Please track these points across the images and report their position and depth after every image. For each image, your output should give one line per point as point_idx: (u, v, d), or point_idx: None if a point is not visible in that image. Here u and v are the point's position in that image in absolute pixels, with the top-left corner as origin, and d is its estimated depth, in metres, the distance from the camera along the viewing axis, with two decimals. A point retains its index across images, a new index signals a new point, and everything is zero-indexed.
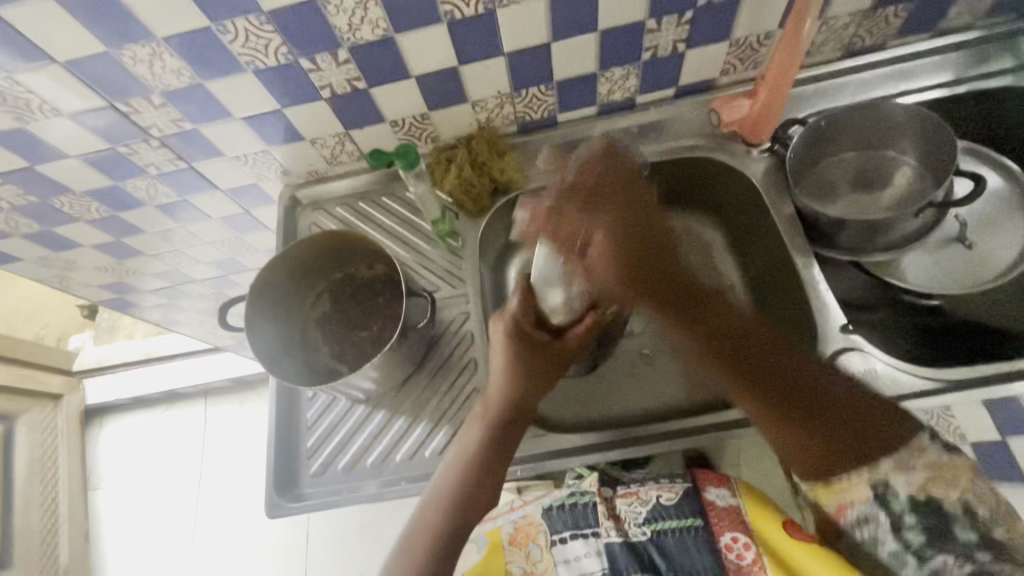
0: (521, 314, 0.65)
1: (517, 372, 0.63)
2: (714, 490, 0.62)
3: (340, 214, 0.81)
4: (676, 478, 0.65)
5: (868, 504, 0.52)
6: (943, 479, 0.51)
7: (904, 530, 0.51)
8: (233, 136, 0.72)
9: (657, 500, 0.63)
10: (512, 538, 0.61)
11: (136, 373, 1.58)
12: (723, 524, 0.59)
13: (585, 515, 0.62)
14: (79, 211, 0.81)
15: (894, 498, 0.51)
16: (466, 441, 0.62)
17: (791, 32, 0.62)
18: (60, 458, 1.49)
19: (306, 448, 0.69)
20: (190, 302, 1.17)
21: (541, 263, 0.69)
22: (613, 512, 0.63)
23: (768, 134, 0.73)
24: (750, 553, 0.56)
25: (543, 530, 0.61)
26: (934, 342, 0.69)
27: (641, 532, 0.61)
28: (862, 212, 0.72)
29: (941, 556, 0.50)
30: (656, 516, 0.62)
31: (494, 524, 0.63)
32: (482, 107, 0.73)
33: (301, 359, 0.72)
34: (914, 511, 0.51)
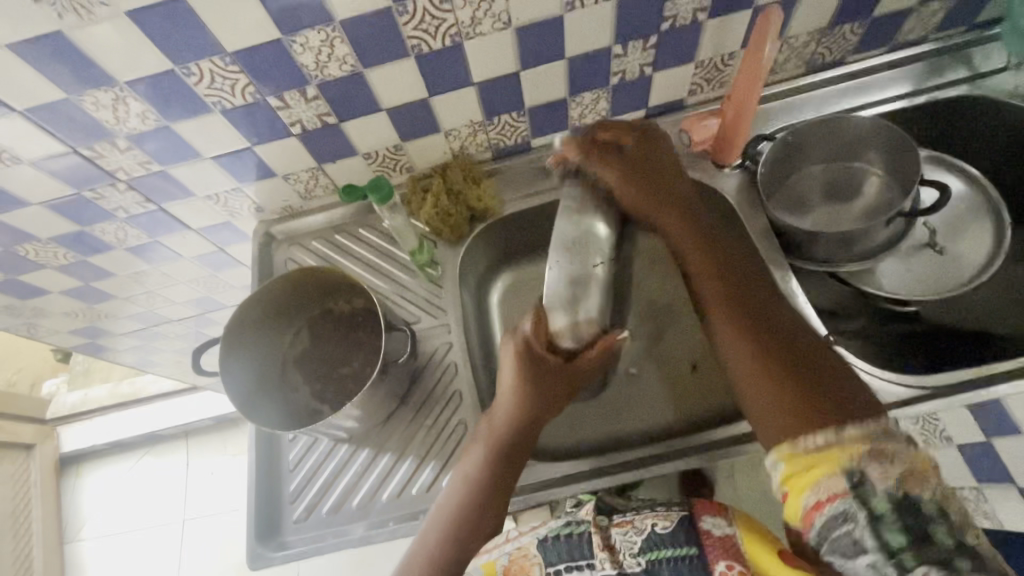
0: (534, 336, 0.63)
1: (522, 392, 0.62)
2: (710, 518, 0.56)
3: (317, 248, 0.80)
4: (672, 506, 0.59)
5: (847, 499, 0.45)
6: (918, 474, 0.45)
7: (883, 527, 0.44)
8: (203, 176, 0.71)
9: (652, 528, 0.57)
10: (507, 571, 0.55)
11: (114, 417, 1.53)
12: (716, 552, 0.53)
13: (579, 547, 0.57)
14: (46, 258, 0.79)
15: (875, 496, 0.44)
16: (469, 465, 0.61)
17: (748, 62, 0.64)
18: (33, 513, 1.42)
19: (289, 493, 0.67)
20: (166, 343, 1.14)
21: (550, 281, 0.66)
22: (607, 542, 0.57)
23: (737, 153, 0.74)
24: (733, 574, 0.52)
25: (538, 562, 0.56)
26: (914, 348, 0.69)
27: (637, 562, 0.55)
28: (835, 223, 0.73)
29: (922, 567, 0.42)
30: (653, 544, 0.56)
31: (490, 555, 0.57)
32: (454, 136, 0.73)
33: (280, 400, 0.69)
34: (896, 510, 0.44)
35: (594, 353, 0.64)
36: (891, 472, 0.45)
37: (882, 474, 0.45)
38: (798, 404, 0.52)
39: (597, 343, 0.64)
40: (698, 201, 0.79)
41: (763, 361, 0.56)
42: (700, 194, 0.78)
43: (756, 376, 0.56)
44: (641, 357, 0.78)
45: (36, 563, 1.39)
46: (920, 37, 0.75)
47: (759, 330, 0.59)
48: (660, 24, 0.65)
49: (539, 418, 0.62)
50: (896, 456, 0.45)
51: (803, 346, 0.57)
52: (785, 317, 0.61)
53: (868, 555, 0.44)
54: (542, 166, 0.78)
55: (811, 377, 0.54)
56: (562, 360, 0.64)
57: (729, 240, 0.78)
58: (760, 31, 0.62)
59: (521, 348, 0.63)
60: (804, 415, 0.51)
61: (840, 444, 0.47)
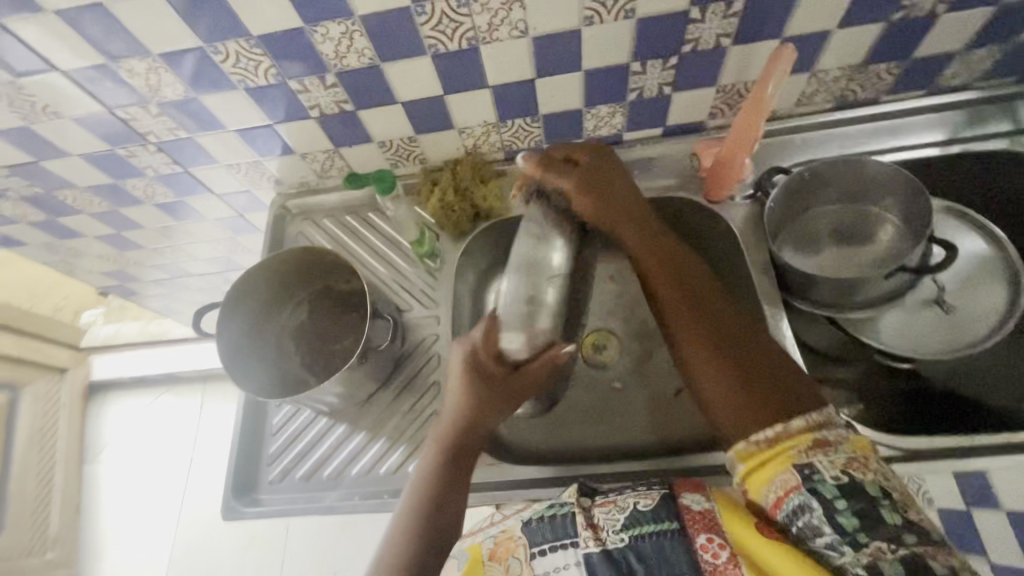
0: (482, 344, 0.61)
1: (469, 402, 0.60)
2: (689, 495, 0.53)
3: (327, 226, 0.83)
4: (654, 486, 0.56)
5: (801, 492, 0.46)
6: (862, 462, 0.46)
7: (836, 513, 0.44)
8: (226, 146, 0.74)
9: (634, 506, 0.53)
10: (492, 555, 0.52)
11: (141, 353, 1.64)
12: (697, 528, 0.50)
13: (564, 526, 0.53)
14: (82, 205, 0.85)
15: (822, 483, 0.45)
16: (424, 471, 0.60)
17: (751, 102, 0.62)
18: (60, 431, 1.55)
19: (268, 454, 0.72)
20: (189, 293, 1.21)
21: (508, 294, 0.60)
22: (590, 521, 0.53)
23: (727, 190, 0.73)
24: (723, 552, 0.48)
25: (523, 544, 0.52)
26: (900, 406, 0.69)
27: (620, 539, 0.51)
28: (842, 267, 0.71)
29: (876, 543, 0.43)
30: (636, 521, 0.52)
31: (474, 538, 0.55)
32: (468, 135, 0.74)
33: (272, 366, 0.73)
34: (846, 497, 0.44)
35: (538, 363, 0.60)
36: (837, 463, 0.46)
37: (830, 467, 0.46)
38: (745, 399, 0.52)
39: (543, 354, 0.60)
40: (708, 227, 0.77)
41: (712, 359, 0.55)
42: (708, 221, 0.76)
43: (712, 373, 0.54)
44: (626, 372, 0.79)
45: (57, 478, 1.51)
46: (964, 83, 0.71)
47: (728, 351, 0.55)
48: (682, 46, 0.64)
49: (486, 425, 0.61)
50: (837, 446, 0.47)
51: (740, 343, 0.56)
52: (740, 321, 0.58)
53: (825, 537, 0.45)
54: None
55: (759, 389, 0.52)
56: (507, 370, 0.61)
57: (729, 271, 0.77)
58: (760, 86, 0.61)
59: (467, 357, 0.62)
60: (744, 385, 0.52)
61: (794, 433, 0.48)
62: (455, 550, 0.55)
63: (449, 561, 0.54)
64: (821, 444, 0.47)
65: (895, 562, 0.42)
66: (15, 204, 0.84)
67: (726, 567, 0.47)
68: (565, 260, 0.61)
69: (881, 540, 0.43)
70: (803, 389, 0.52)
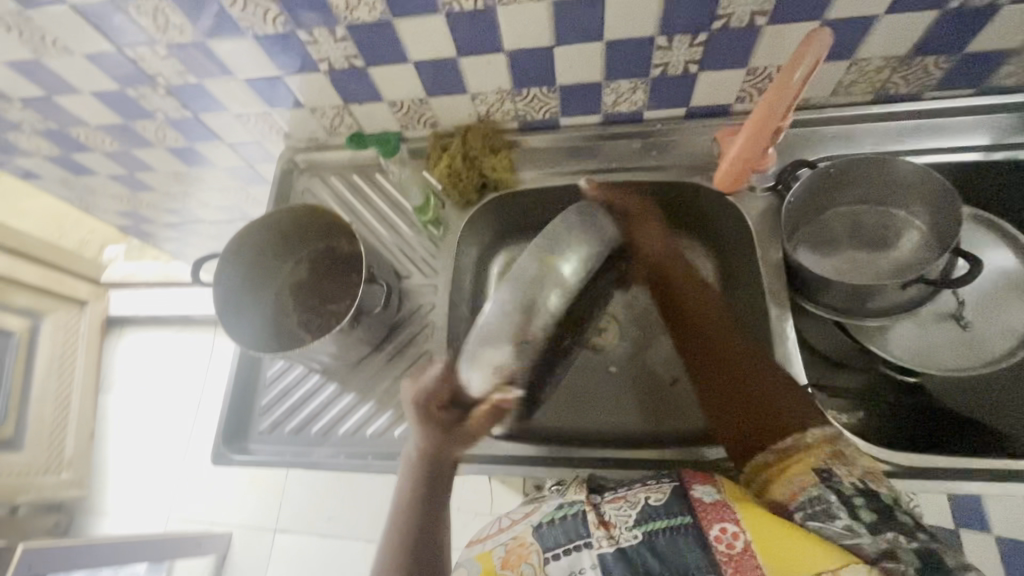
0: (428, 392, 0.61)
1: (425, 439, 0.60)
2: (699, 487, 0.52)
3: (334, 184, 0.82)
4: (664, 478, 0.54)
5: (818, 485, 0.46)
6: (875, 475, 0.48)
7: (853, 505, 0.44)
8: (235, 94, 0.73)
9: (646, 501, 0.52)
10: (504, 564, 0.49)
11: (157, 293, 1.69)
12: (708, 519, 0.48)
13: (576, 526, 0.51)
14: (95, 143, 0.85)
15: (840, 483, 0.46)
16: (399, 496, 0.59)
17: (777, 83, 0.58)
18: (78, 359, 1.58)
19: (261, 405, 0.73)
20: (201, 239, 1.23)
21: (493, 308, 0.60)
22: (602, 519, 0.51)
23: (741, 183, 0.69)
24: (739, 542, 0.45)
25: (535, 549, 0.50)
26: (901, 420, 0.66)
27: (633, 536, 0.49)
28: (858, 271, 0.68)
29: (894, 533, 0.42)
30: (645, 517, 0.50)
31: (484, 547, 0.52)
32: (481, 101, 0.72)
33: (268, 320, 0.74)
34: (864, 495, 0.45)
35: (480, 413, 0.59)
36: (854, 472, 0.47)
37: (848, 472, 0.47)
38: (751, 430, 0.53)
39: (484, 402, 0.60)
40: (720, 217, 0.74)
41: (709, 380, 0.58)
42: (722, 211, 0.73)
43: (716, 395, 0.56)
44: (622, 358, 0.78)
45: (74, 404, 1.55)
46: (1021, 83, 0.66)
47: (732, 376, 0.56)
48: (713, 22, 0.59)
49: (446, 454, 0.60)
50: (852, 457, 0.48)
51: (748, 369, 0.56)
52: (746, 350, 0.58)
53: (841, 521, 0.44)
54: (565, 146, 0.76)
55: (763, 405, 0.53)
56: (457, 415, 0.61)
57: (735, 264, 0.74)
58: (788, 68, 0.56)
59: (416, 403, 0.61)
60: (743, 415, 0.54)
61: (808, 445, 0.49)
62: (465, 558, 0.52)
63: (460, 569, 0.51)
64: (839, 454, 0.48)
65: (912, 552, 0.41)
66: (31, 137, 0.85)
67: (743, 557, 0.44)
68: (576, 271, 0.62)
69: (897, 532, 0.43)
70: (802, 404, 0.53)
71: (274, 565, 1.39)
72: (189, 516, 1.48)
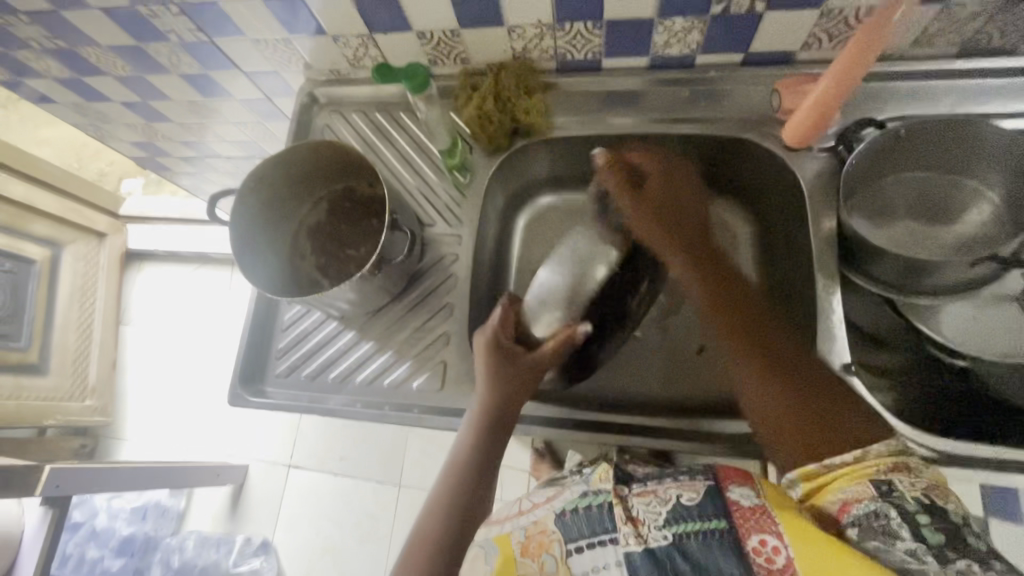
0: (500, 329, 0.62)
1: (496, 378, 0.60)
2: (737, 488, 0.47)
3: (356, 121, 0.78)
4: (697, 475, 0.50)
5: (877, 499, 0.43)
6: (941, 491, 0.43)
7: (917, 522, 0.41)
8: (253, 17, 0.67)
9: (677, 500, 0.48)
10: (524, 550, 0.46)
11: (175, 229, 1.67)
12: (752, 527, 0.43)
13: (600, 519, 0.47)
14: (107, 66, 0.81)
15: (901, 497, 0.42)
16: (456, 451, 0.59)
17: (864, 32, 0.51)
18: (99, 291, 1.59)
19: (277, 348, 0.72)
20: (217, 175, 1.19)
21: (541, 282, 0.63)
22: (628, 514, 0.47)
23: (806, 142, 0.64)
24: (781, 558, 0.41)
25: (557, 539, 0.47)
26: (942, 404, 0.63)
27: (663, 536, 0.45)
28: (916, 244, 0.63)
29: (965, 561, 0.39)
30: (677, 517, 0.46)
31: (501, 530, 0.49)
32: (519, 36, 0.65)
33: (285, 262, 0.71)
34: (929, 512, 0.41)
35: (552, 344, 0.60)
36: (917, 484, 0.43)
37: (911, 486, 0.43)
38: (806, 424, 0.50)
39: (552, 338, 0.60)
40: (768, 176, 0.70)
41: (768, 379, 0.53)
42: (773, 169, 0.68)
43: (771, 397, 0.52)
44: (649, 324, 0.75)
45: (96, 333, 1.57)
46: None
47: (783, 379, 0.53)
48: None
49: (515, 398, 0.60)
50: (915, 469, 0.45)
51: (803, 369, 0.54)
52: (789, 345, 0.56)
53: (903, 544, 0.40)
54: (606, 91, 0.70)
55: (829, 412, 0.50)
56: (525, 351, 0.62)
57: (782, 228, 0.71)
58: (875, 21, 0.50)
59: (488, 345, 0.62)
60: (801, 411, 0.50)
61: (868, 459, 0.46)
62: (480, 539, 0.49)
63: (473, 552, 0.48)
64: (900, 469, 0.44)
65: None
66: (39, 56, 0.80)
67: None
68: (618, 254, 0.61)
69: (969, 560, 0.39)
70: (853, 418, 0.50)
71: (287, 498, 1.44)
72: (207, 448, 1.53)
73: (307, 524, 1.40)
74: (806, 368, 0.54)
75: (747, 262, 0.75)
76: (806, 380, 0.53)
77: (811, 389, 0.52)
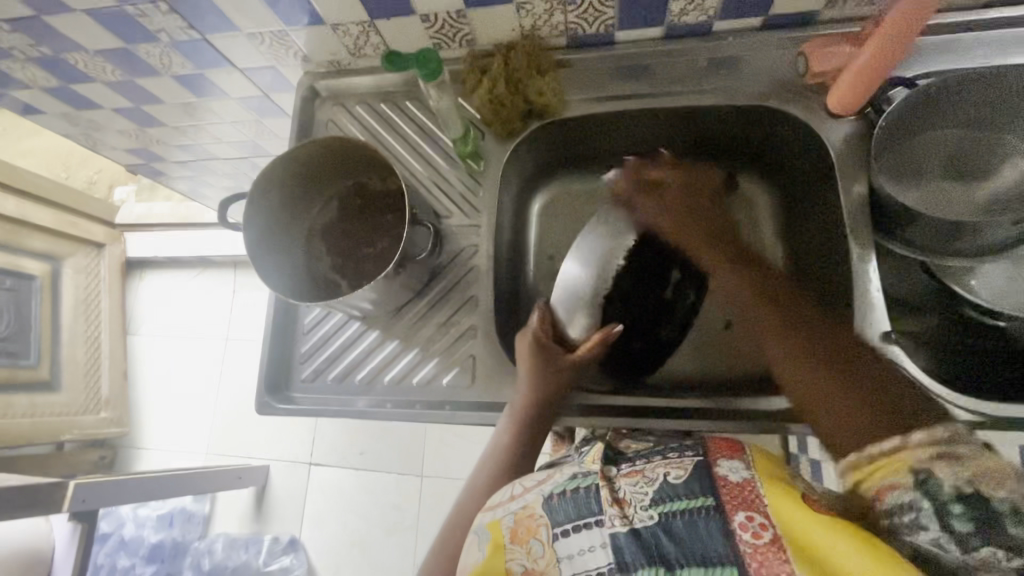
0: (540, 327, 0.63)
1: (531, 380, 0.61)
2: (725, 463, 0.47)
3: (360, 113, 0.75)
4: (686, 453, 0.50)
5: (908, 491, 0.41)
6: (992, 477, 0.39)
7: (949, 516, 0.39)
8: (247, 10, 0.64)
9: (664, 478, 0.47)
10: (512, 535, 0.45)
11: (174, 235, 1.64)
12: (735, 502, 0.43)
13: (587, 502, 0.46)
14: (95, 72, 0.77)
15: (935, 484, 0.40)
16: (496, 442, 0.61)
17: None
18: (102, 303, 1.57)
19: (300, 353, 0.71)
20: (215, 178, 1.16)
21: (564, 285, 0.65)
22: (615, 496, 0.47)
23: (853, 109, 0.61)
24: (767, 532, 0.41)
25: (545, 523, 0.46)
26: (984, 367, 0.61)
27: (648, 516, 0.44)
28: (947, 206, 0.61)
29: (990, 550, 0.39)
30: (663, 496, 0.46)
31: (493, 514, 0.48)
32: (527, 12, 0.62)
33: (300, 264, 0.69)
34: (963, 501, 0.39)
35: (588, 345, 0.63)
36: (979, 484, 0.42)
37: (954, 475, 0.40)
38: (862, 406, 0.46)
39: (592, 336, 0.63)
40: (788, 148, 0.69)
41: (805, 357, 0.52)
42: (796, 136, 0.66)
43: (816, 381, 0.51)
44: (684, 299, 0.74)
45: (104, 345, 1.55)
46: None
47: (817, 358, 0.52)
48: None
49: (553, 397, 0.61)
50: (965, 457, 0.40)
51: (841, 344, 0.53)
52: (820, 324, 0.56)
53: (929, 533, 0.40)
54: (619, 65, 0.67)
55: (875, 386, 0.48)
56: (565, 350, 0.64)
57: (806, 198, 0.70)
58: None
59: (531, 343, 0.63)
60: (844, 390, 0.49)
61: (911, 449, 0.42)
62: (474, 525, 0.49)
63: (470, 538, 0.48)
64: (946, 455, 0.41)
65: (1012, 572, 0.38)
66: (24, 66, 0.77)
67: (770, 550, 0.40)
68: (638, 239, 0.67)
69: (995, 548, 0.39)
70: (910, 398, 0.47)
71: (311, 495, 1.44)
72: (227, 452, 1.53)
73: (332, 520, 1.41)
74: (820, 339, 0.53)
75: (768, 235, 0.75)
76: (847, 365, 0.51)
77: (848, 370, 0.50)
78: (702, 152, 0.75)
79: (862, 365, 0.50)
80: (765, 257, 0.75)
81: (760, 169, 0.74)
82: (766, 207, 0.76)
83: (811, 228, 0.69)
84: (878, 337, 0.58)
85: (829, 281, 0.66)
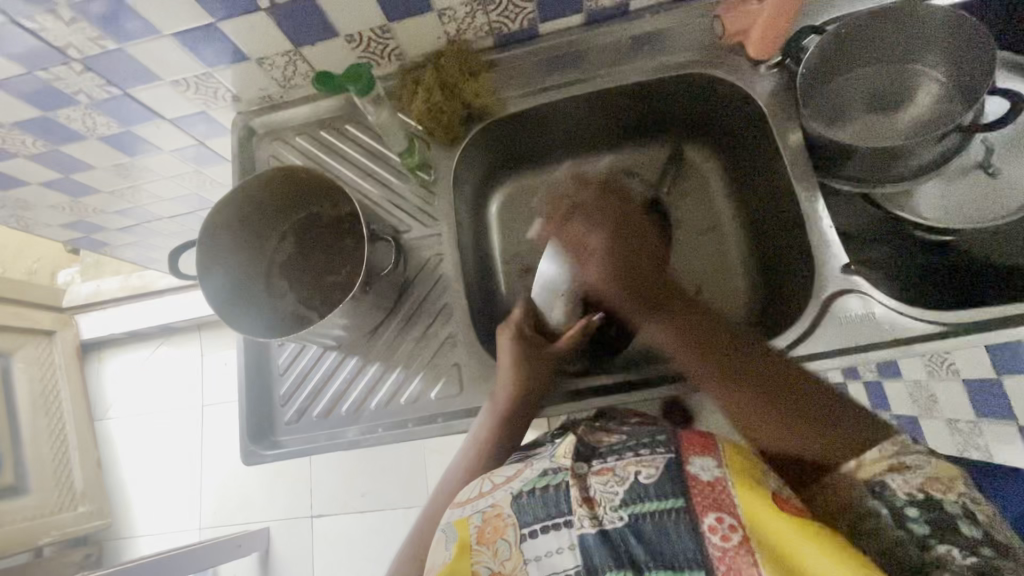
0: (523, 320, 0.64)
1: (517, 370, 0.61)
2: (697, 460, 0.44)
3: (301, 144, 0.74)
4: (657, 446, 0.46)
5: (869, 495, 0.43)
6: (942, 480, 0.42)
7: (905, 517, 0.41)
8: (167, 56, 0.63)
9: (635, 478, 0.44)
10: (480, 537, 0.44)
11: (129, 309, 1.57)
12: (706, 503, 0.41)
13: (556, 501, 0.45)
14: (15, 146, 0.74)
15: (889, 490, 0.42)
16: (476, 437, 0.60)
17: None
18: (62, 392, 1.46)
19: (279, 396, 0.68)
20: (163, 238, 1.12)
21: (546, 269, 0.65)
22: (585, 495, 0.45)
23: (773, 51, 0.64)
24: (736, 534, 0.38)
25: (512, 523, 0.44)
26: (937, 280, 0.63)
27: (618, 517, 0.43)
28: (876, 137, 0.64)
29: (944, 547, 0.38)
30: (638, 496, 0.43)
31: (461, 514, 0.47)
32: (449, 18, 0.63)
33: (265, 304, 0.67)
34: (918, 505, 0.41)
35: (569, 334, 0.64)
36: (912, 482, 0.42)
37: (905, 483, 0.42)
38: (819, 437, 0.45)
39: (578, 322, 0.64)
40: (722, 110, 0.71)
41: (723, 379, 0.50)
42: (728, 96, 0.69)
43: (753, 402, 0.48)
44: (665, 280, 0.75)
45: (71, 436, 1.46)
46: None
47: (743, 373, 0.49)
48: None
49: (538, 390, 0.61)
50: (913, 467, 0.43)
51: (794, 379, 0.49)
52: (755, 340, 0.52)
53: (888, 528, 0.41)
54: (550, 57, 0.69)
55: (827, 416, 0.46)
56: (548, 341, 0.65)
57: (750, 157, 0.72)
58: None
59: (513, 333, 0.64)
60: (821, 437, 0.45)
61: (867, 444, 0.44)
62: (443, 523, 0.47)
63: (436, 536, 0.46)
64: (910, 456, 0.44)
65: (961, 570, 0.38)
66: None
67: (740, 552, 0.38)
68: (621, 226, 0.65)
69: (950, 547, 0.38)
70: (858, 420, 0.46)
71: (318, 548, 1.39)
72: (222, 521, 1.46)
73: (344, 567, 1.36)
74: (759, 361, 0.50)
75: (723, 196, 0.78)
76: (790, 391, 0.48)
77: (775, 378, 0.48)
78: (644, 128, 0.77)
79: (801, 394, 0.47)
80: (720, 218, 0.77)
81: (702, 136, 0.77)
82: (712, 168, 0.78)
83: (759, 184, 0.72)
84: (840, 271, 0.60)
85: (786, 229, 0.68)
